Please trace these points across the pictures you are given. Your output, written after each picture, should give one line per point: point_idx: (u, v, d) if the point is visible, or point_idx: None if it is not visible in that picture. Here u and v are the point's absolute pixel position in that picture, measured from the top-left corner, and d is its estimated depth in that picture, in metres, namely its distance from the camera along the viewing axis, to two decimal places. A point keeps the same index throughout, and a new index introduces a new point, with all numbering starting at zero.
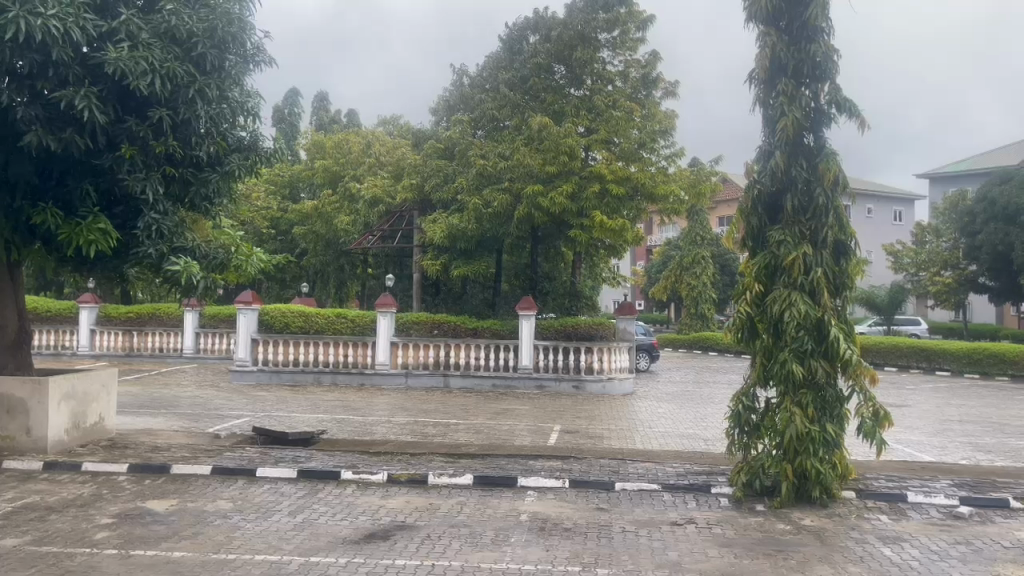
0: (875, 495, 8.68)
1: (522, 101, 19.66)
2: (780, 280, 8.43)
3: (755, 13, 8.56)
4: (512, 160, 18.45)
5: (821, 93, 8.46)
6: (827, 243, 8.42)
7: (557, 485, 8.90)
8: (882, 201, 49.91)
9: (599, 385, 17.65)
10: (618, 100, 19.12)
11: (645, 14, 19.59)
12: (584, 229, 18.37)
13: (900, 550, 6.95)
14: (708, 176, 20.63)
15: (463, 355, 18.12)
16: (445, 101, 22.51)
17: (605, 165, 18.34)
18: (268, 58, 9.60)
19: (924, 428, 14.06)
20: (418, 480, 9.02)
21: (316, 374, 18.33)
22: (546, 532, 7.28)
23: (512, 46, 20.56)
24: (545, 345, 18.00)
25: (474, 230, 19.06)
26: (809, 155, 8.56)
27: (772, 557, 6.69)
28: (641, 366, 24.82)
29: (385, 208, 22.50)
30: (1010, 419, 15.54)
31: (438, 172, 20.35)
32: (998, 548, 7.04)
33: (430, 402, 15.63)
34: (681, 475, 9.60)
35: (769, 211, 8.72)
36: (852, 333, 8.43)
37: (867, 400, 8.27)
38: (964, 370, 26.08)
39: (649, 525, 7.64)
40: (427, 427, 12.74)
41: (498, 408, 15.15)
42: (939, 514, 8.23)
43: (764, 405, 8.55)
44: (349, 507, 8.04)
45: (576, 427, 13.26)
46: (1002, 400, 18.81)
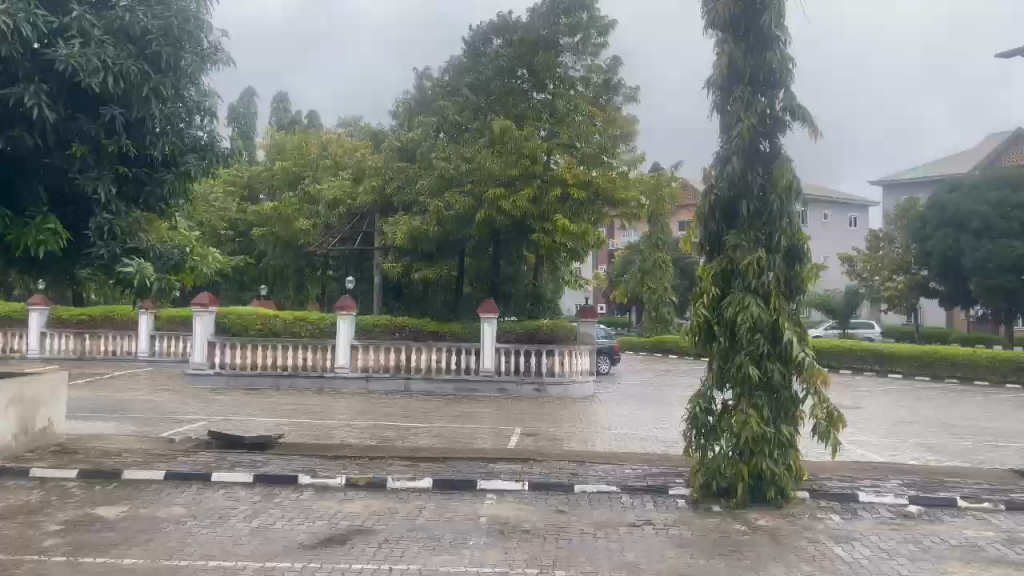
0: (829, 495, 8.85)
1: (485, 105, 19.58)
2: (736, 284, 8.57)
3: (713, 20, 8.69)
4: (473, 164, 18.44)
5: (777, 100, 8.63)
6: (781, 249, 8.56)
7: (516, 488, 8.91)
8: (837, 207, 50.92)
9: (561, 387, 17.75)
10: (580, 105, 19.26)
11: (606, 19, 19.68)
12: (547, 232, 18.67)
13: (851, 549, 7.09)
14: (668, 181, 20.89)
15: (424, 359, 18.02)
16: (406, 103, 22.36)
17: (566, 170, 18.52)
18: (226, 58, 9.48)
19: (877, 430, 14.34)
20: (377, 484, 8.94)
21: (274, 378, 18.03)
22: (505, 535, 7.28)
23: (475, 49, 20.31)
24: (507, 349, 18.00)
25: (437, 232, 19.12)
26: (764, 161, 8.72)
27: (727, 557, 6.77)
28: (602, 369, 24.94)
29: (346, 210, 22.31)
30: (958, 420, 15.99)
31: (401, 175, 20.26)
32: (945, 547, 7.21)
33: (390, 406, 15.53)
34: (639, 476, 9.69)
35: (726, 216, 8.84)
36: (805, 336, 8.59)
37: (820, 402, 8.43)
38: (916, 373, 26.71)
39: (607, 526, 7.70)
40: (386, 431, 12.65)
41: (460, 411, 15.12)
42: (889, 513, 8.42)
43: (721, 407, 8.66)
44: (306, 511, 7.96)
45: (538, 430, 13.28)
46: (951, 403, 19.32)
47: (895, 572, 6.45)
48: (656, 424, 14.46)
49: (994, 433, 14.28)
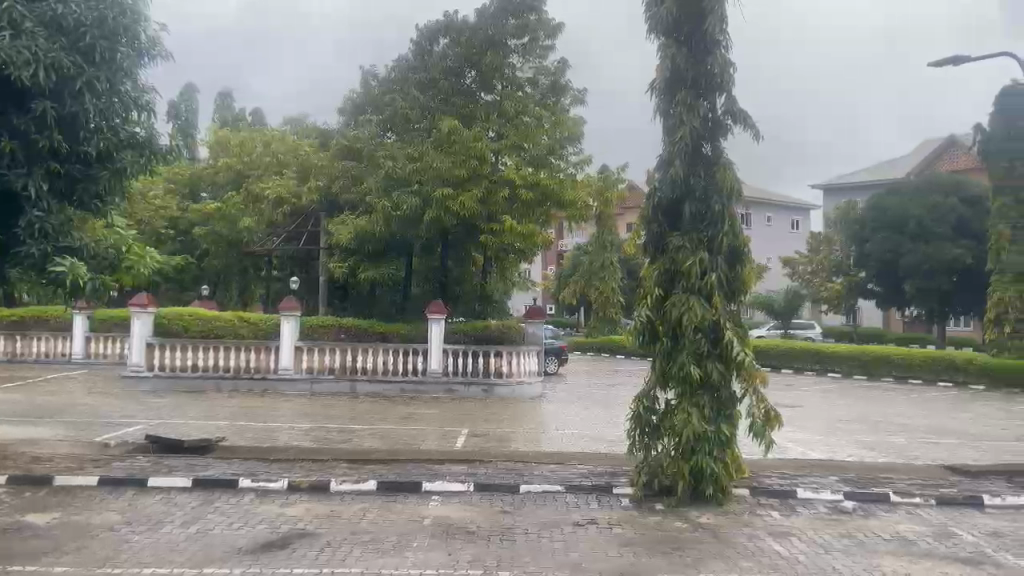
0: (768, 492, 9.05)
1: (433, 105, 19.51)
2: (678, 285, 8.69)
3: (656, 25, 8.81)
4: (421, 164, 18.35)
5: (718, 104, 8.79)
6: (722, 250, 8.72)
7: (461, 489, 8.88)
8: (780, 210, 52.06)
9: (508, 388, 17.78)
10: (529, 108, 19.31)
11: (553, 22, 19.77)
12: (494, 233, 18.71)
13: (788, 544, 7.26)
14: (614, 183, 21.06)
15: (370, 360, 17.87)
16: (353, 101, 22.12)
17: (514, 171, 18.50)
18: (164, 52, 9.24)
19: (816, 428, 14.71)
20: (320, 487, 8.83)
21: (215, 380, 17.67)
22: (449, 537, 7.25)
23: (422, 47, 20.18)
24: (455, 350, 17.93)
25: (383, 232, 18.97)
26: (706, 164, 8.87)
27: (669, 554, 6.86)
28: (549, 369, 25.04)
29: (291, 208, 22.06)
30: (892, 418, 16.48)
31: (348, 175, 20.07)
32: (877, 541, 7.42)
33: (334, 408, 15.36)
34: (584, 476, 9.76)
35: (668, 218, 8.96)
36: (744, 335, 8.77)
37: (758, 401, 8.61)
38: (854, 372, 27.47)
39: (552, 526, 7.73)
40: (330, 433, 12.50)
41: (406, 413, 15.01)
42: (825, 509, 8.64)
43: (663, 407, 8.77)
44: (246, 515, 7.82)
45: (484, 431, 13.28)
46: (886, 401, 19.91)
47: (830, 567, 6.60)
48: (601, 424, 14.56)
49: (926, 430, 14.75)
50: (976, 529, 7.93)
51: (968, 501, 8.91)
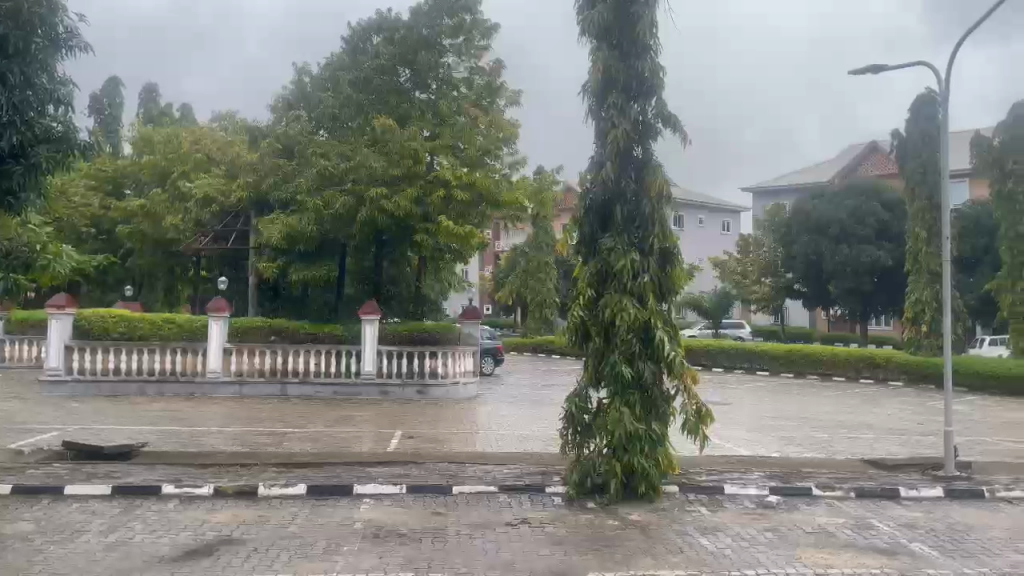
0: (696, 488, 9.21)
1: (366, 103, 19.27)
2: (611, 285, 8.80)
3: (588, 28, 8.88)
4: (355, 162, 18.13)
5: (648, 107, 8.93)
6: (654, 251, 8.88)
7: (393, 491, 8.80)
8: (711, 212, 53.21)
9: (443, 389, 17.68)
10: (462, 107, 19.53)
11: (488, 23, 19.83)
12: (429, 233, 18.60)
13: (715, 539, 7.40)
14: (550, 185, 21.36)
15: (302, 361, 17.55)
16: (284, 98, 21.58)
17: (449, 170, 18.45)
18: (83, 44, 8.91)
19: (745, 425, 15.08)
20: (248, 492, 8.64)
21: (138, 384, 17.12)
22: (381, 540, 7.17)
23: (356, 45, 19.94)
24: (389, 351, 17.75)
25: (314, 231, 18.61)
26: (637, 166, 9.01)
27: (600, 552, 6.93)
28: (486, 370, 25.05)
29: (218, 208, 21.24)
30: (817, 415, 17.01)
31: (279, 173, 19.67)
32: (800, 534, 7.64)
33: (264, 411, 15.03)
34: (517, 476, 9.79)
35: (599, 219, 9.06)
36: (676, 334, 8.93)
37: (689, 399, 8.79)
38: (782, 370, 28.27)
39: (484, 527, 7.71)
40: (259, 437, 12.23)
41: (338, 415, 14.81)
42: (751, 504, 8.85)
43: (596, 406, 8.88)
44: (169, 523, 7.59)
45: (418, 432, 13.19)
46: (813, 398, 20.51)
47: (754, 560, 6.77)
48: (536, 424, 14.61)
49: (850, 426, 15.27)
50: (892, 520, 8.25)
51: (885, 493, 9.25)
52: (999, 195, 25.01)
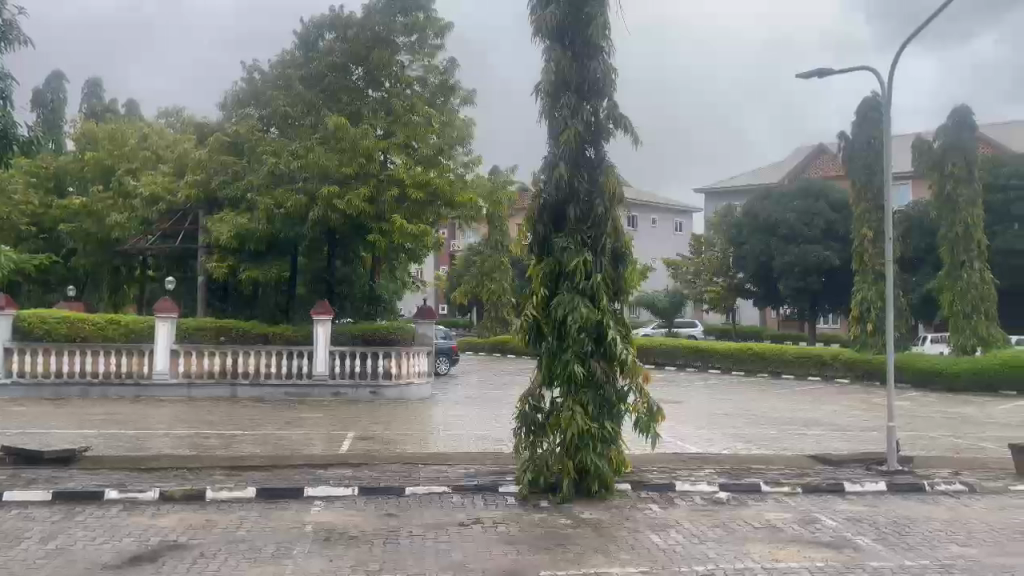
0: (648, 486, 9.30)
1: (319, 101, 19.15)
2: (564, 284, 8.83)
3: (541, 27, 8.90)
4: (306, 160, 17.91)
5: (601, 108, 8.99)
6: (606, 251, 8.95)
7: (345, 493, 8.73)
8: (664, 213, 53.78)
9: (397, 390, 17.57)
10: (417, 105, 19.06)
11: (442, 21, 19.74)
12: (382, 232, 18.42)
13: (666, 536, 7.49)
14: (503, 185, 21.36)
15: (252, 362, 17.30)
16: (233, 94, 21.06)
17: (403, 169, 18.31)
18: (21, 37, 8.63)
19: (696, 423, 15.29)
20: (195, 496, 8.47)
21: (82, 387, 16.69)
22: (331, 542, 7.10)
23: (307, 43, 19.80)
24: (342, 351, 17.58)
25: (265, 230, 18.33)
26: (589, 166, 9.07)
27: (552, 551, 6.95)
28: (440, 370, 24.98)
29: (165, 206, 20.74)
30: (767, 412, 17.32)
31: (228, 171, 19.35)
32: (748, 529, 7.77)
33: (212, 413, 14.76)
34: (470, 476, 9.77)
35: (552, 219, 9.08)
36: (627, 333, 9.01)
37: (641, 396, 8.88)
38: (732, 368, 28.71)
39: (437, 527, 7.68)
40: (208, 440, 12.00)
41: (289, 417, 14.61)
42: (702, 500, 8.97)
43: (549, 405, 8.90)
44: (112, 528, 7.40)
45: (371, 434, 13.09)
46: (762, 395, 20.88)
47: (704, 556, 6.85)
48: (490, 424, 14.61)
49: (798, 423, 15.58)
50: (837, 514, 8.44)
51: (831, 488, 9.46)
52: (940, 196, 25.70)
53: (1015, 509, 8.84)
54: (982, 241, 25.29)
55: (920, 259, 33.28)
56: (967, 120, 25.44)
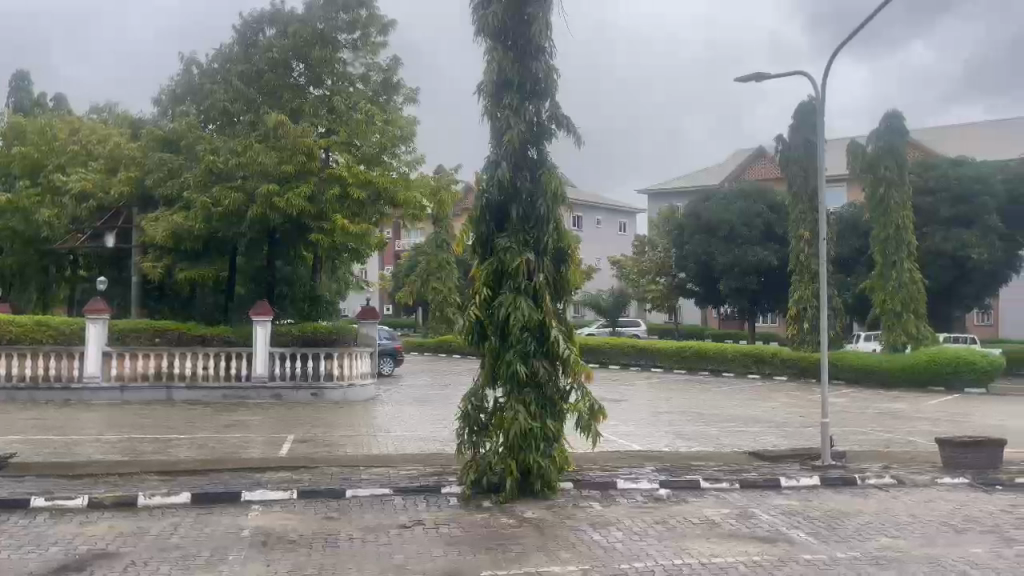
0: (590, 484, 9.37)
1: (259, 97, 18.90)
2: (507, 284, 8.83)
3: (483, 27, 8.91)
4: (245, 157, 17.59)
5: (542, 109, 9.01)
6: (548, 251, 8.98)
7: (284, 497, 8.58)
8: (609, 213, 54.28)
9: (339, 391, 17.33)
10: (359, 103, 18.95)
11: (385, 19, 19.56)
12: (324, 232, 18.15)
13: (607, 533, 7.54)
14: (448, 184, 21.25)
15: (189, 364, 16.88)
16: (170, 90, 20.54)
17: (344, 168, 18.10)
18: None
19: (638, 421, 15.46)
20: (127, 502, 8.23)
21: (8, 392, 16.08)
22: (268, 547, 6.96)
23: (246, 37, 19.43)
24: (281, 353, 17.18)
25: (203, 229, 17.93)
26: (532, 166, 9.07)
27: (493, 550, 6.94)
28: (384, 370, 24.76)
29: (97, 203, 19.98)
30: (707, 409, 17.60)
31: (164, 168, 18.78)
32: (688, 525, 7.89)
33: (146, 417, 14.33)
34: (413, 477, 9.70)
35: (495, 219, 9.08)
36: (569, 333, 9.06)
37: (583, 395, 8.91)
38: (674, 366, 29.13)
39: (377, 530, 7.60)
40: (141, 445, 11.64)
41: (228, 420, 14.29)
42: (642, 498, 9.07)
43: (492, 405, 8.91)
44: (38, 538, 7.13)
45: (311, 436, 12.89)
46: (703, 393, 21.22)
47: (644, 553, 6.91)
48: (434, 425, 14.53)
49: (737, 420, 15.89)
50: (773, 509, 8.62)
51: (767, 484, 9.66)
52: (873, 199, 26.55)
53: (941, 500, 9.16)
54: (911, 242, 26.18)
55: (853, 259, 34.29)
56: (898, 123, 26.30)
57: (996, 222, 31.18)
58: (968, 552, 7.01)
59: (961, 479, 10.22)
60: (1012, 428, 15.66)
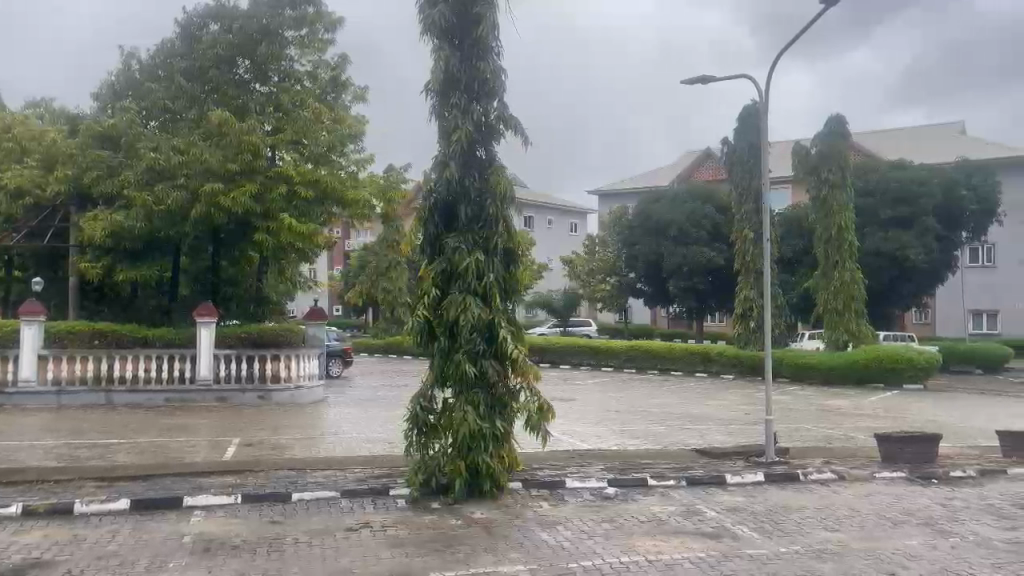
0: (538, 484, 9.39)
1: (203, 94, 18.56)
2: (455, 284, 8.80)
3: (429, 27, 8.86)
4: (188, 156, 17.25)
5: (491, 109, 8.99)
6: (498, 251, 8.96)
7: (227, 501, 8.42)
8: (560, 213, 54.54)
9: (286, 394, 17.06)
10: (305, 100, 18.64)
11: (332, 16, 19.32)
12: (270, 232, 17.85)
13: (555, 533, 7.57)
14: (397, 183, 21.03)
15: (130, 368, 16.45)
16: (109, 84, 19.97)
17: (291, 166, 17.90)
18: None
19: (588, 420, 15.55)
20: (63, 510, 7.97)
21: None
22: (211, 553, 6.82)
23: (189, 33, 18.99)
24: (226, 354, 16.89)
25: (144, 229, 17.53)
26: (480, 167, 9.06)
27: (441, 552, 6.91)
28: (332, 372, 24.45)
29: (32, 201, 19.33)
30: (656, 408, 17.80)
31: (103, 166, 18.27)
32: (635, 523, 7.95)
33: (84, 422, 13.89)
34: (360, 480, 9.60)
35: (443, 219, 9.04)
36: (518, 333, 9.06)
37: (532, 395, 8.93)
38: (623, 365, 29.40)
39: (323, 533, 7.50)
40: (78, 451, 11.29)
41: (171, 424, 13.94)
42: (590, 496, 9.13)
43: (440, 405, 8.87)
44: None
45: (257, 439, 12.66)
46: (652, 392, 21.45)
47: (592, 551, 6.96)
48: (384, 427, 14.41)
49: (684, 418, 16.10)
50: (718, 505, 8.75)
51: (713, 480, 9.82)
52: (816, 200, 27.18)
53: (878, 495, 9.41)
54: (853, 244, 26.84)
55: (796, 260, 35.04)
56: (841, 128, 26.93)
57: (933, 224, 32.07)
58: (904, 545, 7.21)
59: (898, 473, 10.51)
60: (948, 423, 16.19)
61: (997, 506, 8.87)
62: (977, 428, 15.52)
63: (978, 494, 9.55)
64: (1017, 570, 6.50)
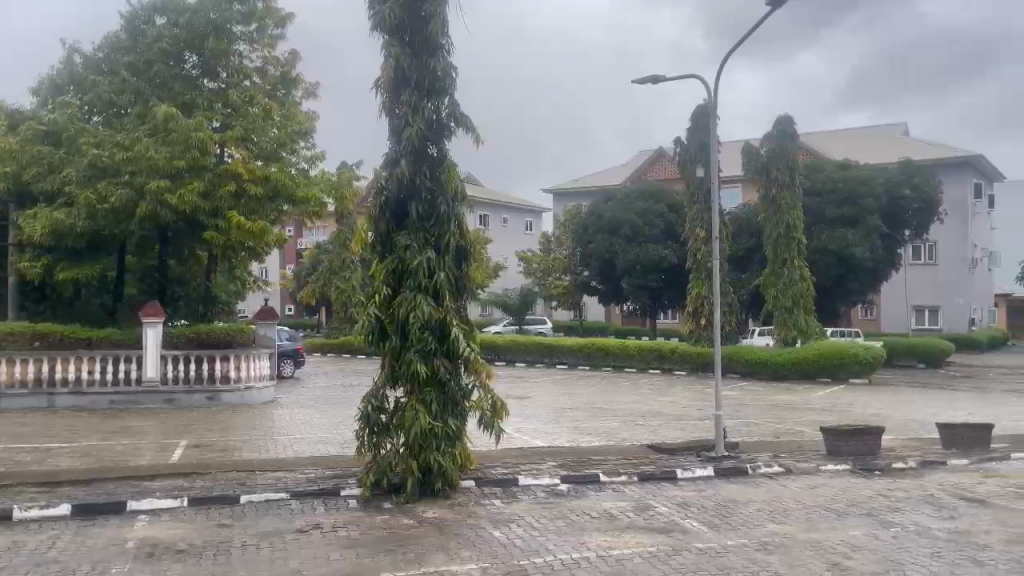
0: (492, 482, 9.39)
1: (147, 89, 18.18)
2: (406, 283, 8.75)
3: (379, 24, 8.81)
4: (132, 152, 16.83)
5: (442, 106, 8.96)
6: (449, 249, 8.92)
7: (173, 505, 8.26)
8: (515, 212, 54.64)
9: (236, 394, 16.74)
10: (254, 97, 18.35)
11: (282, 11, 19.00)
12: (219, 229, 17.51)
13: (508, 531, 7.56)
14: (349, 180, 20.76)
15: (72, 369, 15.99)
16: (49, 78, 19.33)
17: (240, 164, 17.55)
18: None
19: (542, 417, 15.60)
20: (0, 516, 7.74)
21: None
22: (156, 558, 6.67)
23: (134, 27, 18.51)
24: (173, 355, 16.54)
25: (85, 227, 17.13)
26: (432, 164, 9.02)
27: (393, 552, 6.87)
28: (285, 372, 24.12)
29: None
30: (609, 405, 17.94)
31: (44, 162, 17.76)
32: (587, 519, 8.00)
33: (24, 426, 13.45)
34: (311, 480, 9.49)
35: (394, 217, 8.98)
36: (471, 331, 9.04)
37: (485, 393, 8.93)
38: (578, 363, 29.49)
39: (273, 535, 7.40)
40: (17, 456, 10.93)
41: (116, 428, 13.58)
42: (543, 493, 9.16)
43: (392, 405, 8.82)
44: None
45: (206, 441, 12.43)
46: (607, 389, 21.62)
47: (544, 548, 6.98)
48: (335, 427, 14.26)
49: (637, 414, 16.26)
50: (669, 500, 8.86)
51: (664, 475, 9.94)
52: (766, 199, 27.66)
53: (824, 487, 9.62)
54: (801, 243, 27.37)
55: (747, 258, 35.62)
56: (789, 129, 27.49)
57: (877, 222, 32.86)
58: (848, 536, 7.39)
59: (843, 466, 10.77)
60: (890, 417, 16.63)
61: (937, 497, 9.13)
62: (919, 421, 15.97)
63: (919, 485, 9.82)
64: (955, 558, 6.70)
